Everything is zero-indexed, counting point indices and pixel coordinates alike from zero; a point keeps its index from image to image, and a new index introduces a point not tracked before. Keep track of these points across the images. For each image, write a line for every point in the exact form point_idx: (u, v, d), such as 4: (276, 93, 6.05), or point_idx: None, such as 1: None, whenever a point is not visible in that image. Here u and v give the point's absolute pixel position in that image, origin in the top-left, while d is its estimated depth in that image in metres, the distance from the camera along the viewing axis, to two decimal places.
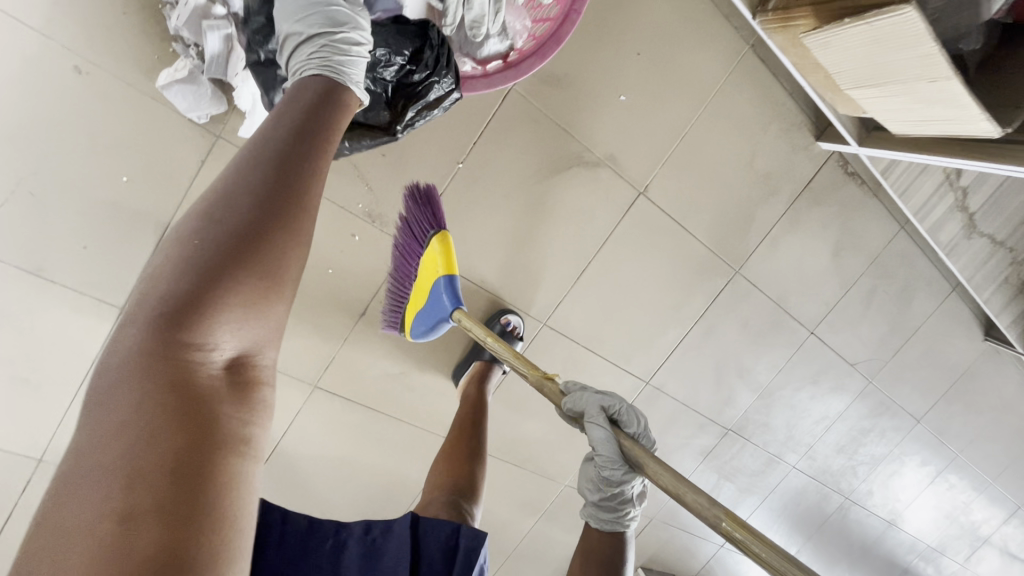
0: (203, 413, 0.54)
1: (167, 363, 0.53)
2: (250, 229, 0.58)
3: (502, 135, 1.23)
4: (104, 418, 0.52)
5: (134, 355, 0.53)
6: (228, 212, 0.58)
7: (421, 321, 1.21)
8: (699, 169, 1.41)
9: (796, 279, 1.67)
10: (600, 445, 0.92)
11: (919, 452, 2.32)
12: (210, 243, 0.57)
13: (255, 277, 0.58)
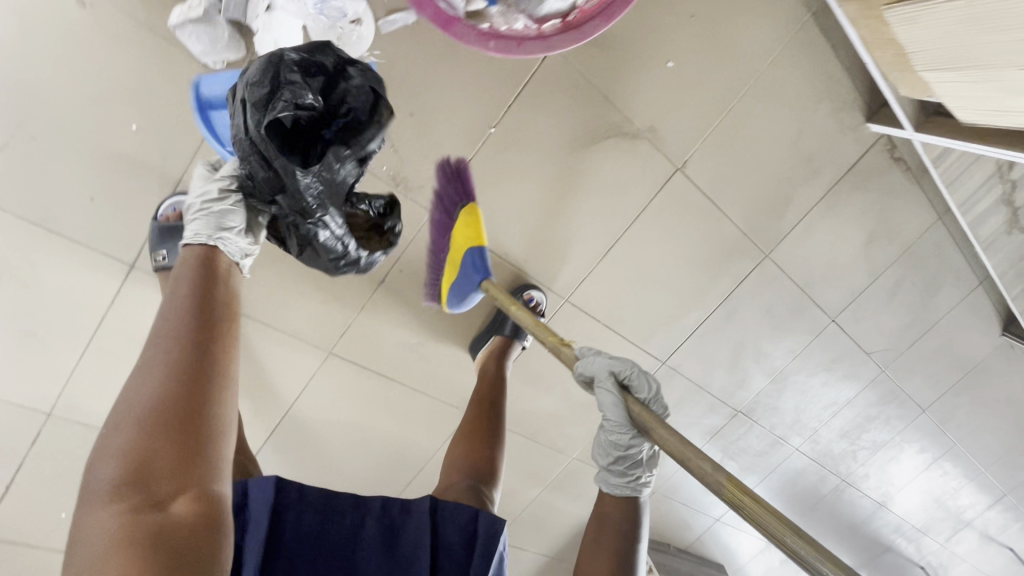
0: (157, 526, 0.58)
1: (125, 492, 0.60)
2: (198, 374, 0.69)
3: (538, 99, 1.14)
4: (76, 562, 0.57)
5: (94, 499, 0.60)
6: (169, 359, 0.70)
7: (457, 292, 1.19)
8: (742, 146, 1.32)
9: (824, 266, 1.62)
10: (608, 407, 0.91)
11: (919, 440, 2.34)
12: (163, 387, 0.66)
13: (191, 405, 0.67)
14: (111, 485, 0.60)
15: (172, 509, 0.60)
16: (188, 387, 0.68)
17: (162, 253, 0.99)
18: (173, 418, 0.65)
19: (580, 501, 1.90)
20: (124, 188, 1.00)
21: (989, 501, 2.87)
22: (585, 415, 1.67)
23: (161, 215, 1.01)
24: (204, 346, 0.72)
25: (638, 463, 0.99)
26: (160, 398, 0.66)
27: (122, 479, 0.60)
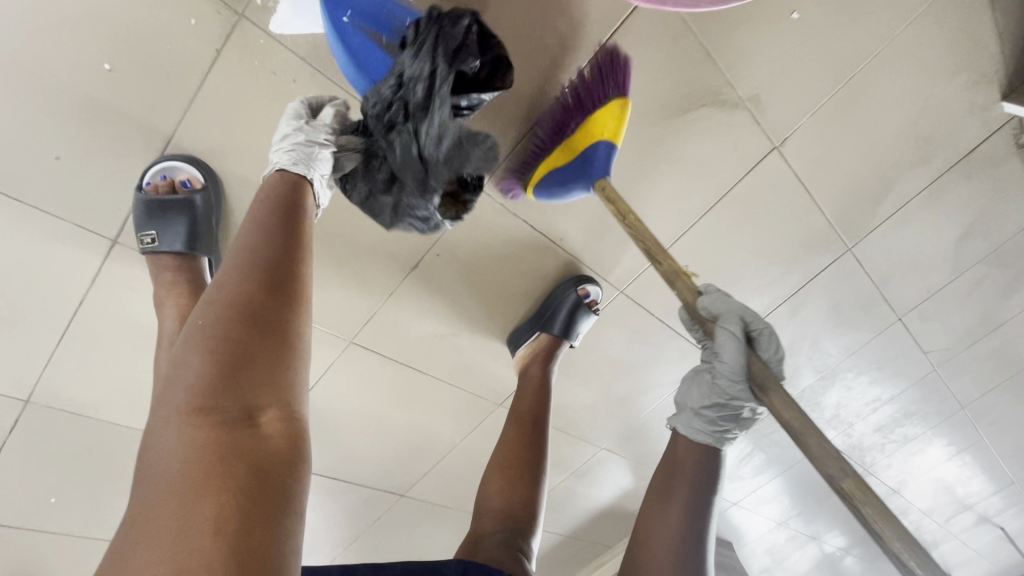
0: (250, 440, 0.52)
1: (214, 397, 0.52)
2: (275, 286, 0.61)
3: (627, 53, 0.90)
4: (160, 469, 0.49)
5: (178, 401, 0.52)
6: (252, 257, 0.62)
7: (551, 182, 0.95)
8: (853, 122, 1.09)
9: (907, 263, 1.43)
10: (724, 350, 0.74)
11: (948, 434, 2.26)
12: (242, 296, 0.58)
13: (279, 310, 0.60)
14: (200, 386, 0.53)
15: (263, 422, 0.54)
16: (276, 293, 0.61)
17: (149, 235, 0.83)
18: (261, 320, 0.58)
19: (600, 485, 1.83)
20: (99, 146, 0.77)
21: (999, 490, 2.84)
22: (620, 407, 1.54)
23: (146, 184, 0.82)
24: (290, 249, 0.65)
25: (735, 418, 0.79)
26: (247, 298, 0.59)
27: (208, 379, 0.53)
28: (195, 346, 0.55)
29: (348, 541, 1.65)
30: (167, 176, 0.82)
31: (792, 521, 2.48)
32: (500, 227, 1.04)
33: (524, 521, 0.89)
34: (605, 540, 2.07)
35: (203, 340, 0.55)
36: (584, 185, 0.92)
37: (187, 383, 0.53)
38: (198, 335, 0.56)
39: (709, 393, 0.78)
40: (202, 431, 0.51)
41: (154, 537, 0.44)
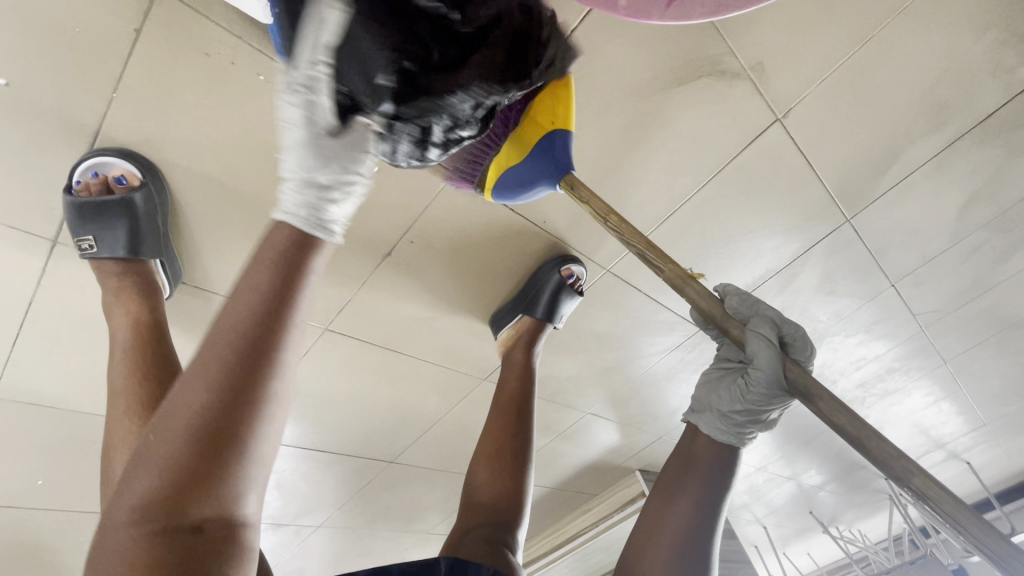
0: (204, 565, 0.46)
1: (170, 497, 0.47)
2: (248, 364, 0.51)
3: (617, 19, 0.79)
4: (119, 536, 0.46)
5: (129, 509, 0.47)
6: (221, 341, 0.52)
7: (511, 184, 0.83)
8: (863, 89, 0.99)
9: (905, 232, 1.37)
10: (759, 355, 0.67)
11: (929, 385, 2.31)
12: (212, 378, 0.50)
13: (268, 388, 0.53)
14: (150, 495, 0.47)
15: (216, 545, 0.48)
16: (247, 384, 0.51)
17: (88, 240, 0.78)
18: (239, 401, 0.50)
19: (587, 443, 1.87)
20: (17, 144, 0.69)
21: (972, 431, 2.96)
22: (606, 376, 1.54)
23: (75, 183, 0.75)
24: (265, 314, 0.54)
25: (763, 420, 0.73)
26: (211, 394, 0.49)
27: (171, 475, 0.47)
28: (159, 451, 0.48)
29: (343, 502, 1.71)
30: (100, 173, 0.75)
31: (771, 464, 2.59)
32: (479, 211, 0.96)
33: (508, 518, 0.89)
34: (591, 490, 2.16)
35: (188, 408, 0.49)
36: (549, 182, 0.81)
37: (145, 490, 0.47)
38: (181, 402, 0.50)
39: (741, 396, 0.71)
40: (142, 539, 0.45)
41: None
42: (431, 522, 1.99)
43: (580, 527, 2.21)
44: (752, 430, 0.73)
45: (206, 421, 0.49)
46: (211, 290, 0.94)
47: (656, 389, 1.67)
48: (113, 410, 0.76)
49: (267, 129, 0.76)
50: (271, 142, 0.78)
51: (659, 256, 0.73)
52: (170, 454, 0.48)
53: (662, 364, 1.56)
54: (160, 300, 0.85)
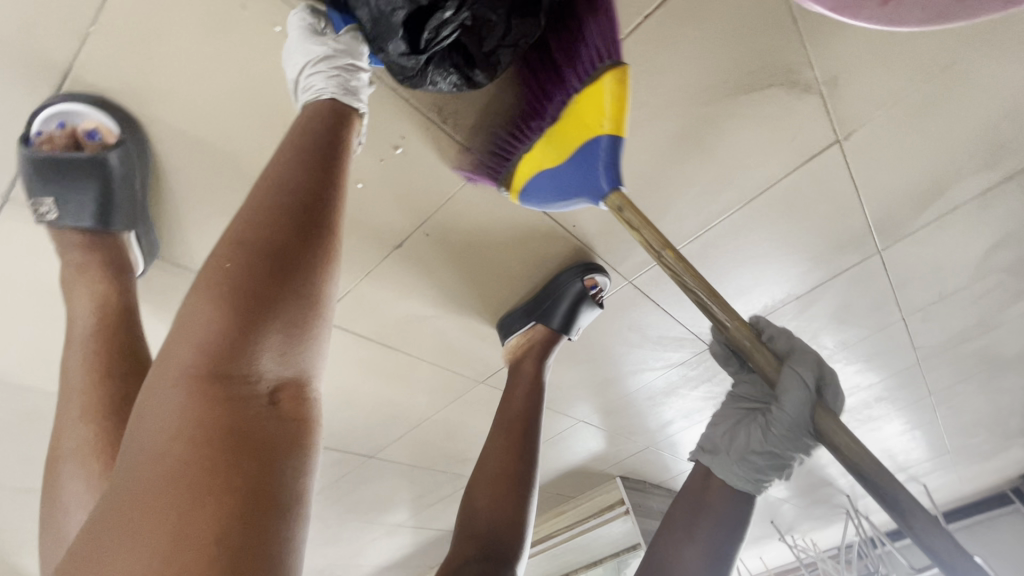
0: (270, 424, 0.44)
1: (218, 357, 0.44)
2: (300, 228, 0.49)
3: (693, 12, 0.69)
4: (170, 391, 0.43)
5: (185, 363, 0.43)
6: (276, 193, 0.50)
7: (541, 188, 0.75)
8: (928, 120, 0.92)
9: (928, 269, 1.33)
10: (787, 397, 0.59)
11: (908, 415, 2.33)
12: (263, 240, 0.47)
13: (323, 257, 0.49)
14: (211, 349, 0.43)
15: (261, 417, 0.45)
16: (307, 242, 0.49)
17: (46, 204, 0.66)
18: (290, 265, 0.47)
19: (572, 448, 1.81)
20: None
21: (935, 458, 3.03)
22: (604, 386, 1.48)
23: (35, 133, 0.61)
24: (322, 183, 0.51)
25: (785, 470, 0.65)
26: (273, 245, 0.47)
27: (222, 338, 0.44)
28: (213, 300, 0.44)
29: (313, 493, 1.61)
30: (69, 124, 0.61)
31: None
32: (505, 207, 0.86)
33: (509, 551, 0.81)
34: (569, 493, 2.12)
35: (240, 262, 0.46)
36: (591, 198, 0.70)
37: (201, 342, 0.44)
38: (233, 253, 0.46)
39: (762, 437, 0.64)
40: (194, 399, 0.42)
41: (123, 541, 0.36)
42: (402, 516, 1.91)
43: (553, 530, 2.17)
44: (771, 479, 0.65)
45: (266, 272, 0.46)
46: (192, 269, 0.82)
47: (652, 402, 1.62)
48: (66, 408, 0.66)
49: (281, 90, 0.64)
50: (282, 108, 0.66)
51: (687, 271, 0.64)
52: (228, 303, 0.44)
53: (663, 379, 1.50)
54: (131, 280, 0.73)
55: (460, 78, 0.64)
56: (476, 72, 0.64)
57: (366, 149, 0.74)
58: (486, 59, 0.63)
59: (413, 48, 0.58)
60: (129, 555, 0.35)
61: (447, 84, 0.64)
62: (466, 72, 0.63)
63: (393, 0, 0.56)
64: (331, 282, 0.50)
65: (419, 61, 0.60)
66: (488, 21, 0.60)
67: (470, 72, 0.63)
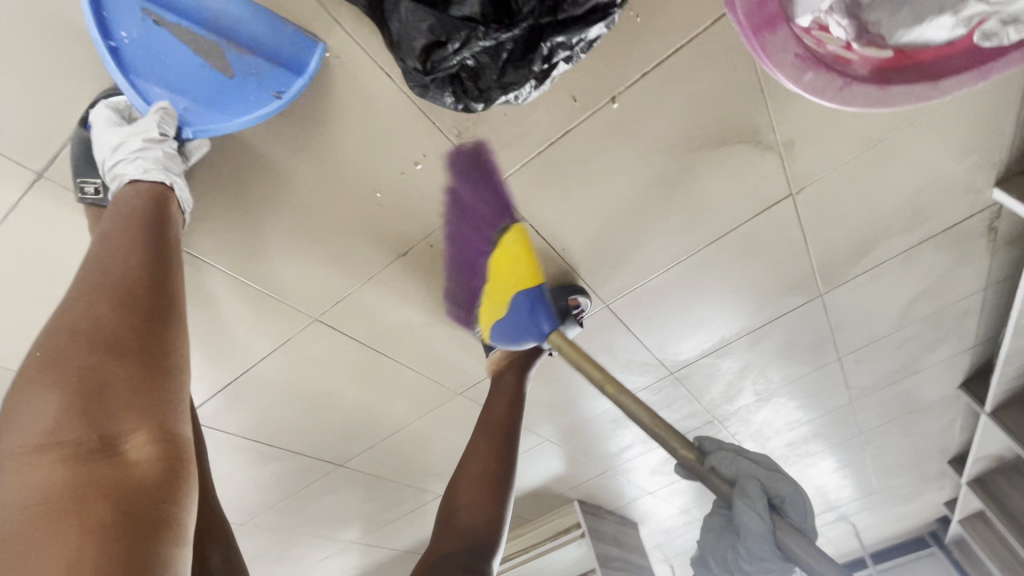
0: (119, 483, 0.45)
1: (61, 429, 0.45)
2: (135, 301, 0.54)
3: (682, 76, 0.81)
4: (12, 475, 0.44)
5: (18, 450, 0.44)
6: (106, 279, 0.54)
7: (496, 337, 0.83)
8: (863, 184, 1.09)
9: (861, 314, 1.50)
10: (749, 531, 0.60)
11: (840, 452, 2.52)
12: (94, 319, 0.51)
13: (163, 324, 0.54)
14: (51, 425, 0.45)
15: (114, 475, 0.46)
16: (149, 316, 0.54)
17: (92, 184, 0.70)
18: (130, 336, 0.51)
19: (534, 468, 1.87)
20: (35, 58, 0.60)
21: (863, 497, 3.24)
22: (570, 405, 1.56)
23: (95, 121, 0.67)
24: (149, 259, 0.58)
25: None
26: (108, 322, 0.51)
27: (63, 413, 0.46)
28: (46, 382, 0.47)
29: (274, 502, 1.58)
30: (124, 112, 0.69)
31: (695, 510, 2.66)
32: None
33: (489, 545, 0.86)
34: (527, 514, 2.15)
35: (76, 342, 0.49)
36: (535, 336, 0.78)
37: (33, 428, 0.45)
38: (65, 337, 0.50)
39: (734, 559, 0.64)
40: (36, 474, 0.43)
41: None
42: (359, 531, 1.89)
43: (508, 552, 2.18)
44: None
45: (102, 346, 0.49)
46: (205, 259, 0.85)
47: (614, 425, 1.71)
48: None
49: (328, 102, 0.73)
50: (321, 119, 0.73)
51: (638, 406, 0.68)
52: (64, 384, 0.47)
53: None
54: None
55: (455, 102, 0.66)
56: (470, 102, 0.67)
57: (389, 163, 0.81)
58: (481, 94, 0.66)
59: (422, 66, 0.62)
60: None
61: (446, 105, 0.67)
62: (462, 98, 0.66)
63: (415, 27, 0.60)
64: (177, 343, 0.55)
65: (425, 79, 0.64)
66: (487, 61, 0.64)
67: (463, 101, 0.67)
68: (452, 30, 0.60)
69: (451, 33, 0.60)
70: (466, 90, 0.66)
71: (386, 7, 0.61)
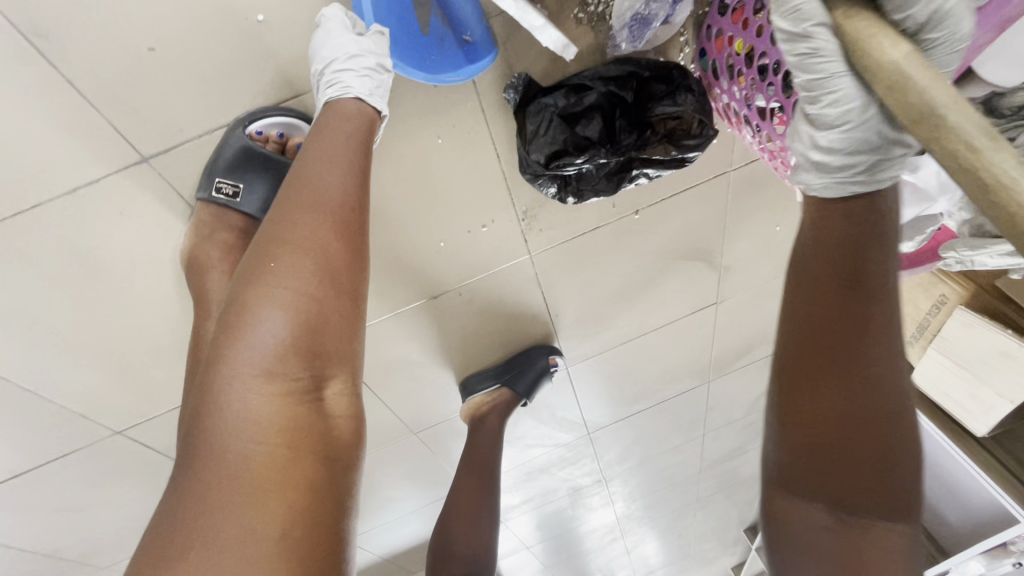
0: (321, 420, 0.56)
1: (285, 363, 0.54)
2: (341, 245, 0.59)
3: (684, 206, 1.08)
4: (240, 389, 0.52)
5: (252, 363, 0.53)
6: (320, 203, 0.58)
7: None
8: (760, 304, 1.47)
9: (728, 399, 1.91)
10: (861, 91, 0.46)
11: (681, 523, 2.90)
12: (312, 257, 0.56)
13: (359, 265, 0.61)
14: (277, 355, 0.54)
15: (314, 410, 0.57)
16: (352, 259, 0.59)
17: (228, 185, 0.72)
18: (340, 279, 0.58)
19: None
20: (218, 63, 0.64)
21: None
22: None
23: (255, 131, 0.70)
24: (355, 187, 0.61)
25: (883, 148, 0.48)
26: (325, 261, 0.57)
27: (287, 347, 0.54)
28: (277, 308, 0.54)
29: None
30: (286, 134, 0.73)
31: (555, 568, 2.82)
32: (523, 288, 1.10)
33: None
34: None
35: (298, 276, 0.55)
36: None
37: (266, 348, 0.53)
38: (288, 262, 0.55)
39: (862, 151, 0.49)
40: (263, 399, 0.53)
41: (233, 513, 0.48)
42: None
43: None
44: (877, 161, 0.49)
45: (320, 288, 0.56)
46: None
47: (526, 476, 1.86)
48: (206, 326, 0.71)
49: (437, 159, 0.84)
50: (425, 171, 0.85)
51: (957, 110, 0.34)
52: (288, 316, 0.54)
53: (544, 454, 1.77)
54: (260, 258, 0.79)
55: (556, 192, 0.84)
56: (564, 194, 0.84)
57: (461, 220, 0.93)
58: (577, 191, 0.84)
59: (546, 162, 0.79)
60: (243, 525, 0.48)
61: (548, 193, 0.84)
62: (562, 190, 0.84)
63: (552, 133, 0.78)
64: (366, 287, 0.62)
65: (542, 171, 0.81)
66: (591, 171, 0.82)
67: (562, 192, 0.84)
68: (578, 144, 0.79)
69: (577, 146, 0.79)
70: (566, 186, 0.84)
71: (529, 110, 0.78)
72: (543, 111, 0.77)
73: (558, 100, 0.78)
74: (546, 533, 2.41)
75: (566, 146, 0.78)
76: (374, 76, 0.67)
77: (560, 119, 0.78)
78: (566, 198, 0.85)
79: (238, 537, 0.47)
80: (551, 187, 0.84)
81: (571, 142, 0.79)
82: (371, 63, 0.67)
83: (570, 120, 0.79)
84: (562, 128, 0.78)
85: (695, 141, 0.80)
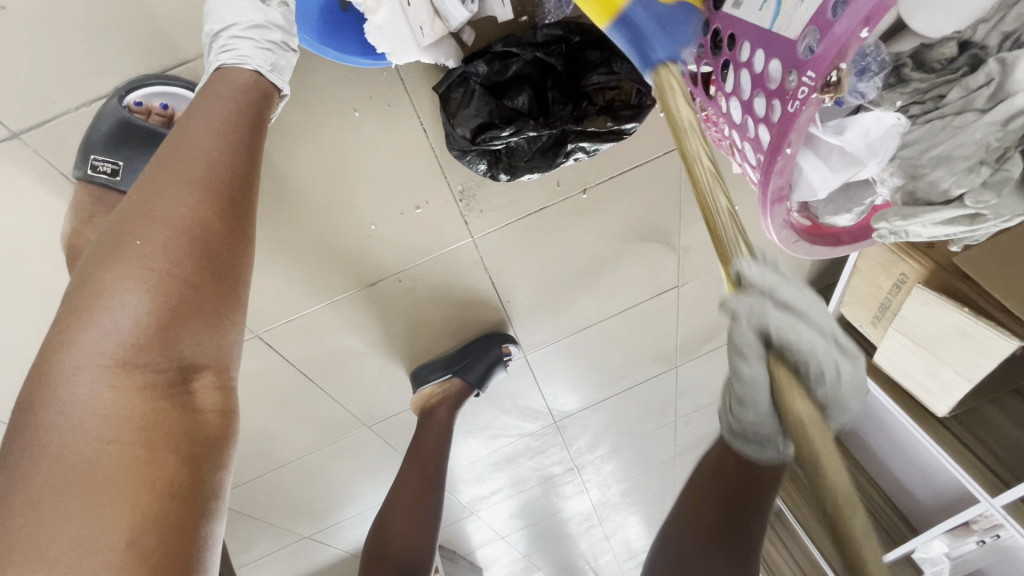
0: (186, 412, 0.54)
1: (144, 350, 0.52)
2: (212, 227, 0.56)
3: (635, 184, 1.03)
4: (88, 378, 0.50)
5: (104, 352, 0.51)
6: (191, 182, 0.55)
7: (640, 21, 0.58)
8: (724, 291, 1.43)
9: (698, 384, 1.88)
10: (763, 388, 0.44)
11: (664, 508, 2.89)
12: (176, 240, 0.54)
13: (237, 249, 0.58)
14: (132, 342, 0.52)
15: (179, 400, 0.55)
16: (227, 241, 0.57)
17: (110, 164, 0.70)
18: (210, 263, 0.56)
19: None
20: (80, 25, 0.60)
21: None
22: (460, 441, 1.65)
23: (134, 102, 0.68)
24: (234, 166, 0.58)
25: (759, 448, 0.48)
26: (194, 244, 0.55)
27: (146, 333, 0.52)
28: (137, 291, 0.52)
29: None
30: (171, 106, 0.71)
31: (536, 556, 2.81)
32: (469, 273, 1.05)
33: None
34: None
35: (159, 259, 0.53)
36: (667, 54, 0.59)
37: (121, 336, 0.52)
38: (150, 246, 0.53)
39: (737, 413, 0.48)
40: (117, 387, 0.51)
41: (66, 510, 0.45)
42: None
43: None
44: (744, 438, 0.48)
45: (186, 272, 0.54)
46: None
47: (493, 466, 1.83)
48: None
49: (355, 135, 0.78)
50: (344, 148, 0.79)
51: (836, 469, 0.36)
52: (148, 301, 0.52)
53: (511, 443, 1.73)
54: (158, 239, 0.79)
55: (487, 170, 0.79)
56: (494, 171, 0.79)
57: (392, 202, 0.87)
58: (509, 168, 0.79)
59: (472, 137, 0.74)
60: (79, 521, 0.45)
61: (479, 171, 0.79)
62: (491, 166, 0.79)
63: (477, 106, 0.73)
64: (245, 273, 0.60)
65: (469, 146, 0.75)
66: (520, 146, 0.77)
67: (494, 170, 0.79)
68: (505, 119, 0.74)
69: (504, 120, 0.74)
70: (496, 163, 0.79)
71: (451, 83, 0.73)
72: (467, 79, 0.72)
73: (483, 68, 0.73)
74: (522, 523, 2.39)
75: (492, 118, 0.73)
76: (275, 54, 0.66)
77: (483, 87, 0.73)
78: (500, 177, 0.80)
79: (68, 537, 0.44)
80: (479, 163, 0.79)
81: (498, 115, 0.74)
82: (272, 42, 0.66)
83: (497, 91, 0.74)
84: (486, 101, 0.73)
85: (633, 112, 0.76)
